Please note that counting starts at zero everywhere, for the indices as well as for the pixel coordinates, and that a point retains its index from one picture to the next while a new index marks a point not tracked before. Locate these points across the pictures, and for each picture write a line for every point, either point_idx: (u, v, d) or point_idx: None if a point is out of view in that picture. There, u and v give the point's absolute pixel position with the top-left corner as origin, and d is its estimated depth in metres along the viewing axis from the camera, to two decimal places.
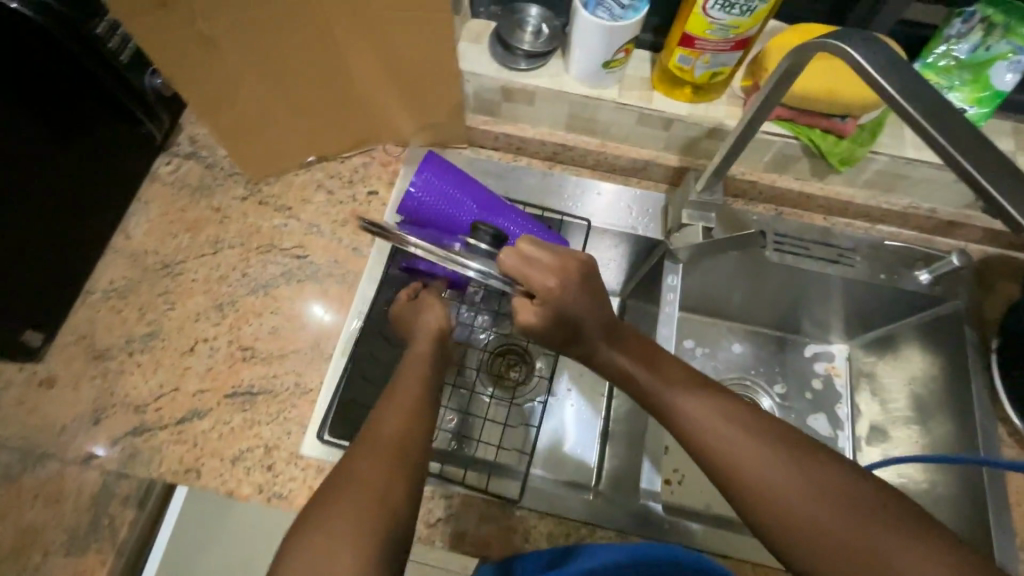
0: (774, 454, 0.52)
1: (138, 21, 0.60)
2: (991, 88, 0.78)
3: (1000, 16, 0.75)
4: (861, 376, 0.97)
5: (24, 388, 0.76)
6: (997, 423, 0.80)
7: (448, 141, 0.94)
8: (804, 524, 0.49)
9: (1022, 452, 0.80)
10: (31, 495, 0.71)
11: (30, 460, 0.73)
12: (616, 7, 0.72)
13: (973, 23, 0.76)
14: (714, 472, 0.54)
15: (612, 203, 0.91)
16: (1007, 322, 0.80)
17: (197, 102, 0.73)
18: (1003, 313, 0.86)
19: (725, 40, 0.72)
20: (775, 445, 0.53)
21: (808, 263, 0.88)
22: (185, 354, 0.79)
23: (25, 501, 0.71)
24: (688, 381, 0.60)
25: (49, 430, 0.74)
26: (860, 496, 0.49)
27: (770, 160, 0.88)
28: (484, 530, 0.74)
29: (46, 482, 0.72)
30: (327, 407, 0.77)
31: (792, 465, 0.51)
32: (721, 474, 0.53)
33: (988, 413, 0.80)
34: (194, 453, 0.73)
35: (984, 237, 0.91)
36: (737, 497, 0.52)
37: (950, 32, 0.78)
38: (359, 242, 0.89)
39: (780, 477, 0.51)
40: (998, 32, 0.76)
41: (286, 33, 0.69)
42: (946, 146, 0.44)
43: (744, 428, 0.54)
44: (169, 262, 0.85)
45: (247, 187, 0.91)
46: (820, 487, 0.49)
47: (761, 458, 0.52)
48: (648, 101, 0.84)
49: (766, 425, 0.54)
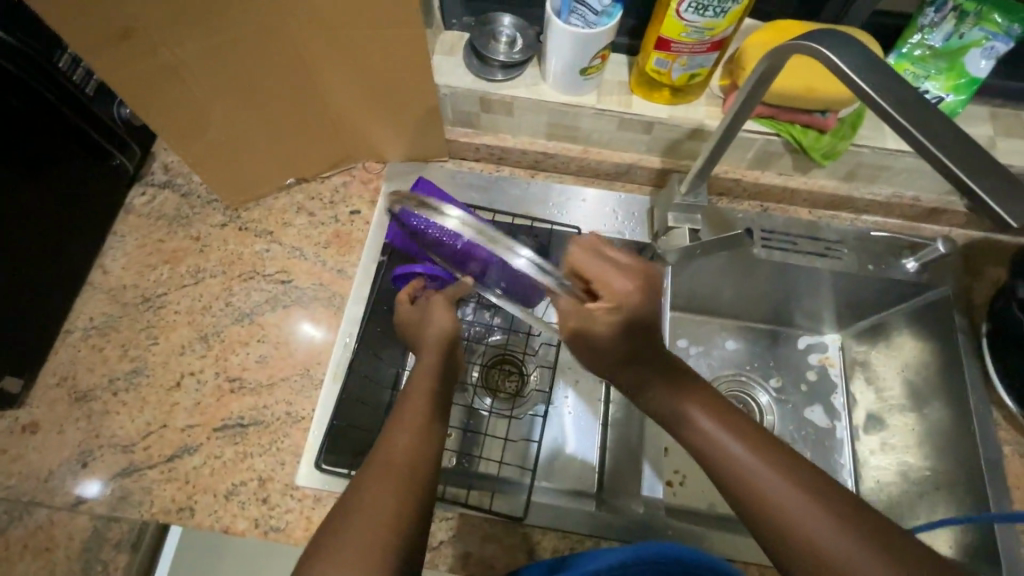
0: (797, 482, 0.50)
1: (106, 53, 0.59)
2: (967, 75, 0.79)
3: (972, 4, 0.74)
4: (855, 366, 0.97)
5: (6, 436, 0.74)
6: (991, 407, 0.81)
7: (429, 155, 0.93)
8: (838, 558, 0.46)
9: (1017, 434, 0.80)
10: (20, 547, 0.69)
11: (15, 510, 0.71)
12: (590, 14, 0.72)
13: (945, 12, 0.75)
14: (738, 502, 0.52)
15: (597, 209, 0.90)
16: (995, 307, 0.82)
17: (170, 129, 0.72)
18: (990, 298, 0.86)
19: (700, 43, 0.72)
20: (798, 473, 0.51)
21: (796, 259, 0.88)
22: (171, 390, 0.77)
23: (14, 553, 0.69)
24: (704, 399, 0.58)
25: (34, 478, 0.72)
26: (885, 527, 0.48)
27: (752, 158, 0.88)
28: (487, 550, 0.72)
29: (35, 532, 0.70)
30: (320, 434, 0.76)
31: (816, 494, 0.49)
32: (747, 503, 0.51)
33: (982, 397, 0.81)
34: (186, 490, 0.71)
35: (966, 223, 0.91)
36: (764, 527, 0.50)
37: (924, 21, 0.78)
38: (343, 263, 0.87)
39: (789, 491, 0.50)
40: (971, 19, 0.75)
41: (258, 53, 0.68)
42: (925, 142, 0.43)
43: (765, 454, 0.53)
44: (150, 296, 0.83)
45: (227, 214, 0.90)
46: (848, 518, 0.48)
47: (775, 476, 0.51)
48: (628, 106, 0.84)
49: (782, 450, 0.54)
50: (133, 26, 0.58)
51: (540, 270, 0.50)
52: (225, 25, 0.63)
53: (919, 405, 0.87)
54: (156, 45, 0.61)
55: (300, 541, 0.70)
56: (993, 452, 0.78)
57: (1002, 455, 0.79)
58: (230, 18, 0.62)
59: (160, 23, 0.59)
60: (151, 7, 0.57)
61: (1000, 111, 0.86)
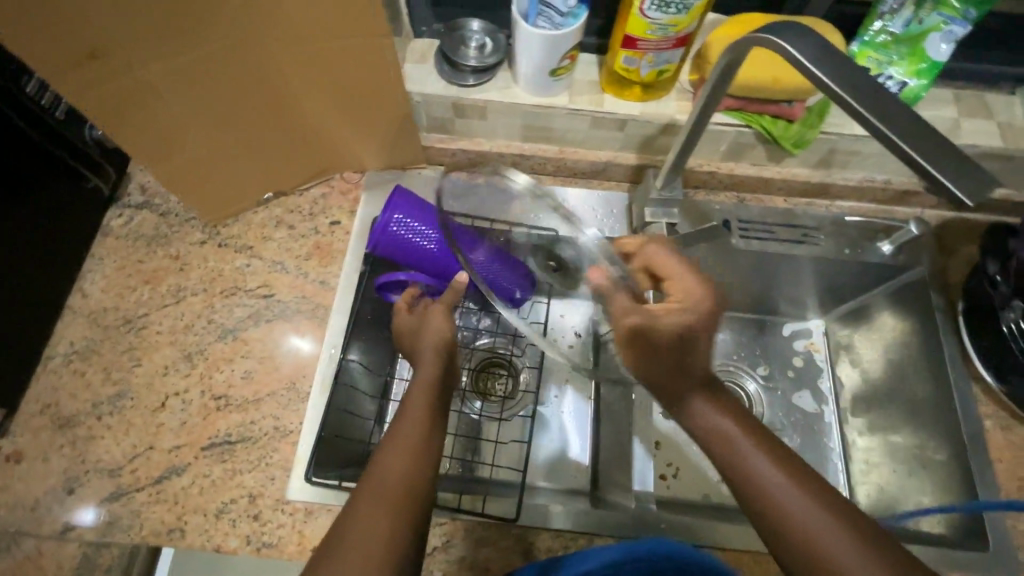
0: (802, 488, 0.54)
1: (71, 77, 0.59)
2: (928, 60, 0.80)
3: None
4: (840, 349, 0.98)
5: None
6: (970, 382, 0.82)
7: (406, 163, 0.94)
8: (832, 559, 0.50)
9: (997, 408, 0.82)
10: None
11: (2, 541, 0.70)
12: (557, 15, 0.73)
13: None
14: (746, 499, 0.55)
15: (576, 208, 0.91)
16: (970, 285, 0.83)
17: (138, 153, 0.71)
18: (965, 275, 0.88)
19: (665, 39, 0.73)
20: (804, 480, 0.54)
21: (775, 247, 0.88)
22: (156, 411, 0.77)
23: None
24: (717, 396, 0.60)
25: (20, 508, 0.71)
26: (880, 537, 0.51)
27: (726, 149, 0.89)
28: (482, 553, 0.72)
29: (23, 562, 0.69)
30: (309, 447, 0.75)
31: (819, 501, 0.53)
32: (755, 501, 0.55)
33: (961, 373, 0.82)
34: (175, 512, 0.71)
35: (938, 203, 0.93)
36: (767, 525, 0.54)
37: (883, 8, 0.80)
38: (325, 274, 0.87)
39: (796, 494, 0.53)
40: (929, 5, 0.77)
41: (223, 72, 0.68)
42: (881, 126, 0.44)
43: (777, 460, 0.56)
44: (131, 317, 0.83)
45: (205, 231, 0.89)
46: (845, 524, 0.51)
47: (783, 480, 0.54)
48: (599, 105, 0.84)
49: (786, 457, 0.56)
50: (95, 50, 0.58)
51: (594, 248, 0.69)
52: (189, 46, 0.62)
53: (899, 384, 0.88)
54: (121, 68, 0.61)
55: (293, 555, 0.70)
56: (975, 427, 0.79)
57: (984, 429, 0.80)
58: (194, 39, 0.62)
59: (122, 46, 0.59)
60: (112, 29, 0.57)
61: (963, 92, 0.88)
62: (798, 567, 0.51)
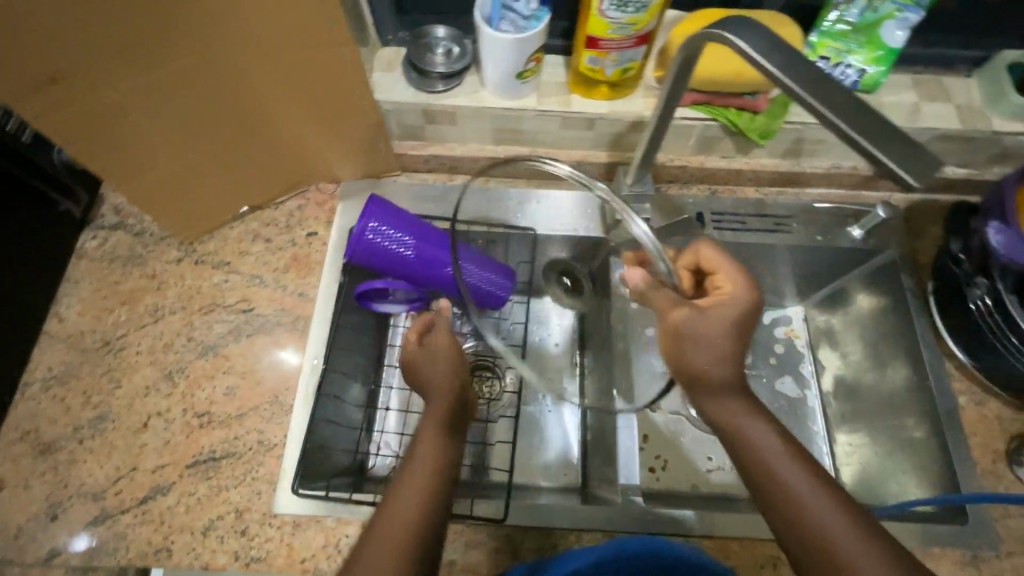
0: (813, 482, 0.57)
1: (36, 101, 0.58)
2: (884, 47, 0.83)
3: None
4: (820, 334, 0.99)
5: None
6: (943, 360, 0.84)
7: (381, 171, 0.94)
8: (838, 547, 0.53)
9: (971, 384, 0.84)
10: None
11: None
12: (520, 19, 0.75)
13: None
14: (758, 487, 0.58)
15: (551, 208, 0.92)
16: (939, 265, 0.86)
17: (137, 160, 0.71)
18: (933, 255, 0.90)
19: (627, 38, 0.74)
20: (815, 474, 0.57)
21: (748, 237, 0.90)
22: (138, 432, 0.77)
23: None
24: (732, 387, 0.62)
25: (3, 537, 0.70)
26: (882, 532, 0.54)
27: (695, 143, 0.90)
28: (473, 556, 0.73)
29: None
30: (294, 459, 0.75)
31: (830, 495, 0.56)
32: (769, 489, 0.57)
33: (934, 351, 0.85)
34: (162, 531, 0.71)
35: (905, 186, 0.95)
36: (776, 513, 0.57)
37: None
38: (304, 286, 0.87)
39: (808, 485, 0.56)
40: None
41: (219, 75, 0.68)
42: (828, 113, 0.46)
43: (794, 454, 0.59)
44: (109, 339, 0.82)
45: (182, 249, 0.89)
46: (851, 515, 0.54)
47: (797, 473, 0.57)
48: (567, 105, 0.85)
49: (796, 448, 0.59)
50: (94, 58, 0.58)
51: (655, 243, 0.61)
52: (164, 56, 0.62)
53: (878, 365, 0.90)
54: (120, 74, 0.61)
55: (283, 568, 0.70)
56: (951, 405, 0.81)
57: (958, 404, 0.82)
58: (170, 49, 0.62)
59: (121, 53, 0.59)
60: (112, 35, 0.57)
61: (920, 77, 0.90)
62: (801, 551, 0.55)
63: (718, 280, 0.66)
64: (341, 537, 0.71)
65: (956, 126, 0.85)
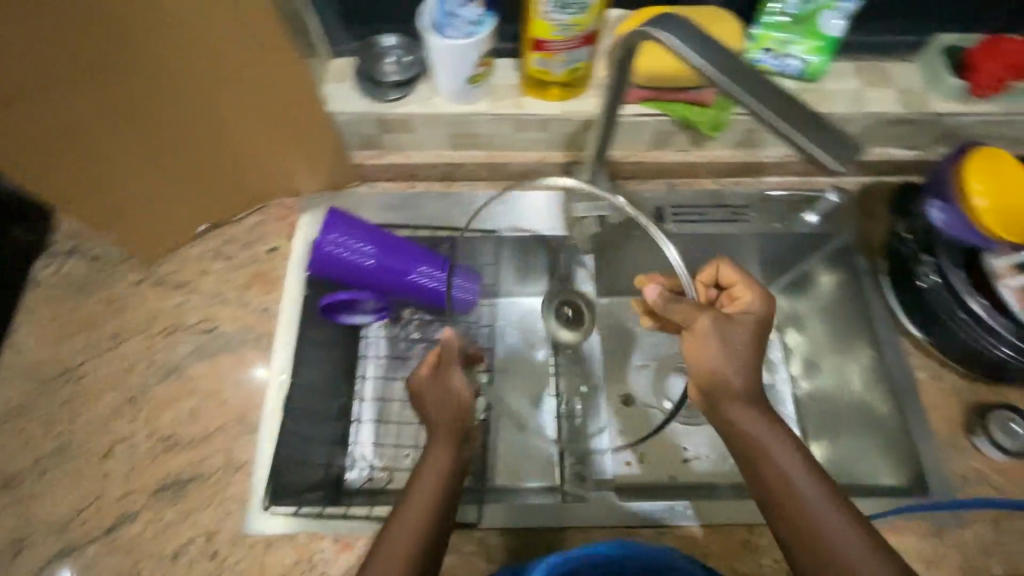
0: (815, 482, 0.59)
1: None
2: (824, 36, 0.85)
3: None
4: (785, 317, 1.00)
5: None
6: (901, 337, 0.87)
7: (341, 182, 0.94)
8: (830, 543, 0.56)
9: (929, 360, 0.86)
10: None
11: None
12: (465, 25, 0.75)
13: None
14: (764, 486, 0.60)
15: (513, 209, 0.92)
16: (893, 246, 0.88)
17: (101, 170, 0.70)
18: (887, 236, 0.92)
19: (572, 39, 0.76)
20: (817, 474, 0.60)
21: (707, 228, 0.92)
22: (102, 460, 0.75)
23: None
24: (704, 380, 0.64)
25: None
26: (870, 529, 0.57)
27: (650, 139, 0.92)
28: (449, 562, 0.73)
29: None
30: (263, 477, 0.74)
31: (829, 496, 0.58)
32: (772, 488, 0.60)
33: (892, 330, 0.87)
34: (130, 560, 0.70)
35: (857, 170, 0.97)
36: (776, 510, 0.59)
37: None
38: (267, 302, 0.86)
39: (811, 484, 0.59)
40: None
41: (181, 93, 0.68)
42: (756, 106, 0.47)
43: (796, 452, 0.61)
44: (69, 367, 0.81)
45: (140, 271, 0.88)
46: (845, 514, 0.57)
47: (800, 473, 0.60)
48: (520, 107, 0.86)
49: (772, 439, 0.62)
50: (88, 59, 0.59)
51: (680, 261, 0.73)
52: (110, 78, 0.62)
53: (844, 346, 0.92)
54: (75, 89, 0.61)
55: None
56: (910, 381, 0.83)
57: (917, 380, 0.84)
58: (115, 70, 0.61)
59: (94, 60, 0.59)
60: (106, 37, 0.58)
61: (862, 64, 0.93)
62: (795, 544, 0.58)
63: (735, 292, 0.70)
64: (315, 553, 0.70)
65: (898, 110, 0.88)
